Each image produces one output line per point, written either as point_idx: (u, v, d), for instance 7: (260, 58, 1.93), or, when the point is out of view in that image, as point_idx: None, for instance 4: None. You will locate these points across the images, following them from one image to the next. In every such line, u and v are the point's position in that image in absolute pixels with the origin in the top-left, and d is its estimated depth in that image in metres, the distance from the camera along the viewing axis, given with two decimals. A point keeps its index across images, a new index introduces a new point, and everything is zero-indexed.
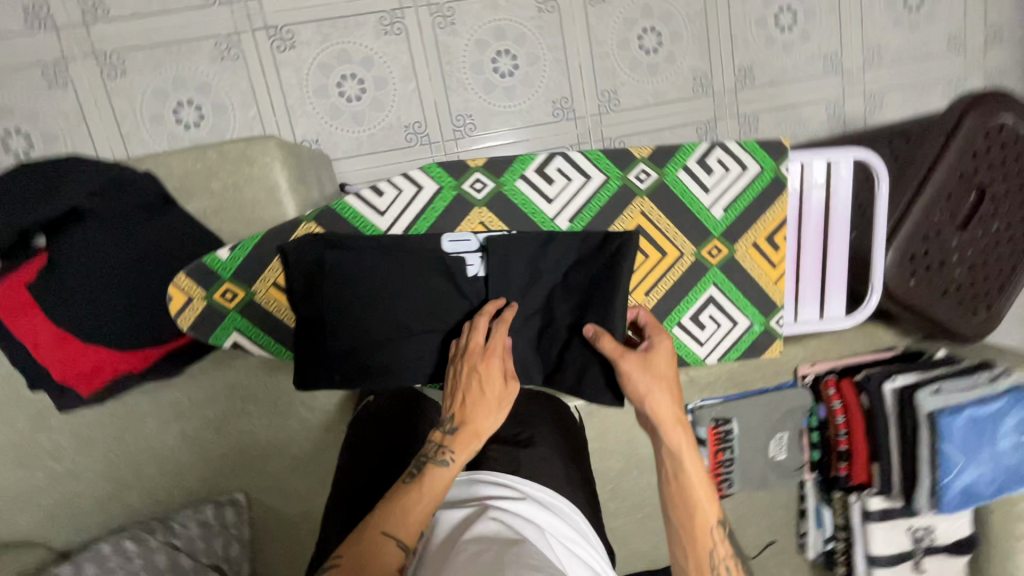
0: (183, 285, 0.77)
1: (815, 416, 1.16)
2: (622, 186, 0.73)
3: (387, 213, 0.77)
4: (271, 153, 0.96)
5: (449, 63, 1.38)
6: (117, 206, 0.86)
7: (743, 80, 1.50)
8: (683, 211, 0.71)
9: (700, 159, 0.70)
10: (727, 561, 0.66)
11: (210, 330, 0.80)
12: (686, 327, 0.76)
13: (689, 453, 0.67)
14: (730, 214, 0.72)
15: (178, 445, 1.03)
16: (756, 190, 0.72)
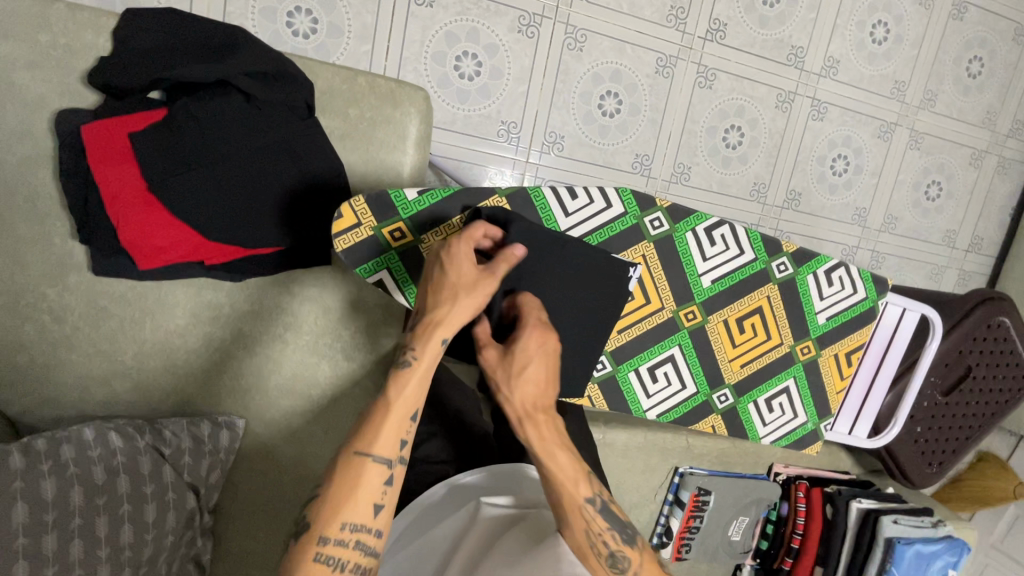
0: (359, 207, 0.75)
1: (775, 511, 1.26)
2: (763, 270, 0.85)
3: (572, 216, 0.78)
4: (416, 104, 0.95)
5: (564, 83, 1.43)
6: (265, 90, 0.81)
7: (790, 202, 1.68)
8: (798, 310, 0.88)
9: (826, 275, 0.87)
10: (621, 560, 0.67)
11: (362, 262, 0.78)
12: (760, 403, 0.92)
13: (559, 454, 0.68)
14: (828, 324, 0.90)
15: (196, 349, 0.95)
16: (853, 312, 0.90)
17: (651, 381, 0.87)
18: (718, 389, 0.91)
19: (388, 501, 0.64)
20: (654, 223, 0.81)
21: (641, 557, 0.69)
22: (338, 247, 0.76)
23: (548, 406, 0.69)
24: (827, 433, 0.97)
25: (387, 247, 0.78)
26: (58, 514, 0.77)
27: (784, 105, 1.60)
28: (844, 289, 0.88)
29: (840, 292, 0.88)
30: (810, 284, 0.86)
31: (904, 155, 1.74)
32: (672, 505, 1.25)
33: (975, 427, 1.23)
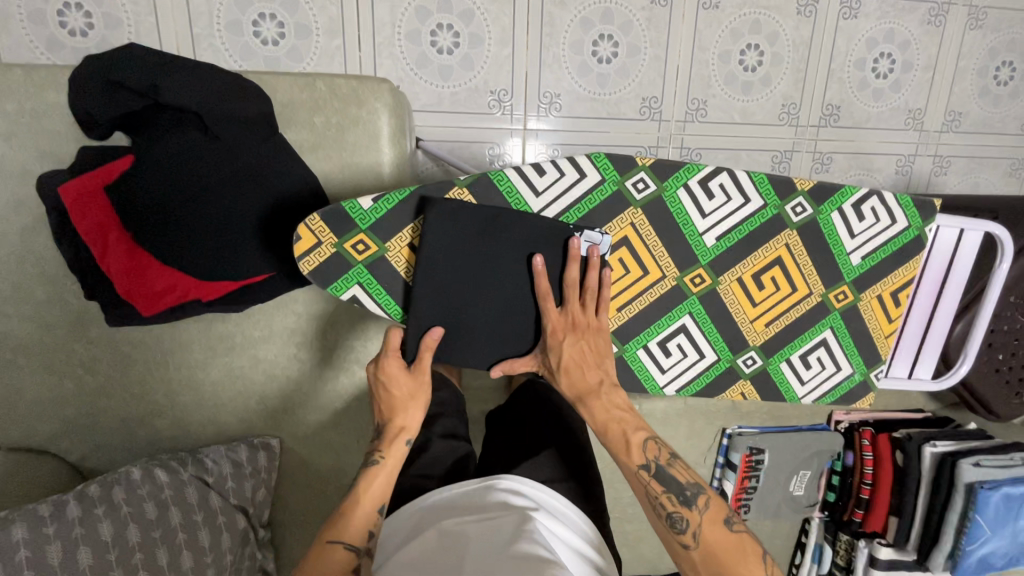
0: (316, 226, 0.72)
1: (839, 462, 1.19)
2: (777, 216, 0.77)
3: (544, 195, 0.74)
4: (382, 97, 0.90)
5: (550, 36, 1.32)
6: (214, 110, 0.77)
7: (828, 118, 1.49)
8: (826, 250, 0.79)
9: (854, 208, 0.78)
10: (663, 498, 0.68)
11: (331, 282, 0.75)
12: (793, 361, 0.84)
13: (580, 358, 0.74)
14: (865, 263, 0.80)
15: (219, 379, 0.99)
16: (891, 248, 0.79)
17: (665, 355, 0.82)
18: (743, 352, 0.84)
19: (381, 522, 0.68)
20: (638, 186, 0.75)
21: (703, 520, 0.67)
22: (304, 270, 0.74)
23: (600, 381, 0.74)
24: (880, 383, 0.87)
25: (353, 261, 0.75)
26: (119, 552, 0.82)
27: (808, 9, 1.40)
28: (880, 221, 0.78)
29: (875, 225, 0.78)
30: (834, 223, 0.76)
31: (962, 38, 1.49)
32: (724, 467, 1.18)
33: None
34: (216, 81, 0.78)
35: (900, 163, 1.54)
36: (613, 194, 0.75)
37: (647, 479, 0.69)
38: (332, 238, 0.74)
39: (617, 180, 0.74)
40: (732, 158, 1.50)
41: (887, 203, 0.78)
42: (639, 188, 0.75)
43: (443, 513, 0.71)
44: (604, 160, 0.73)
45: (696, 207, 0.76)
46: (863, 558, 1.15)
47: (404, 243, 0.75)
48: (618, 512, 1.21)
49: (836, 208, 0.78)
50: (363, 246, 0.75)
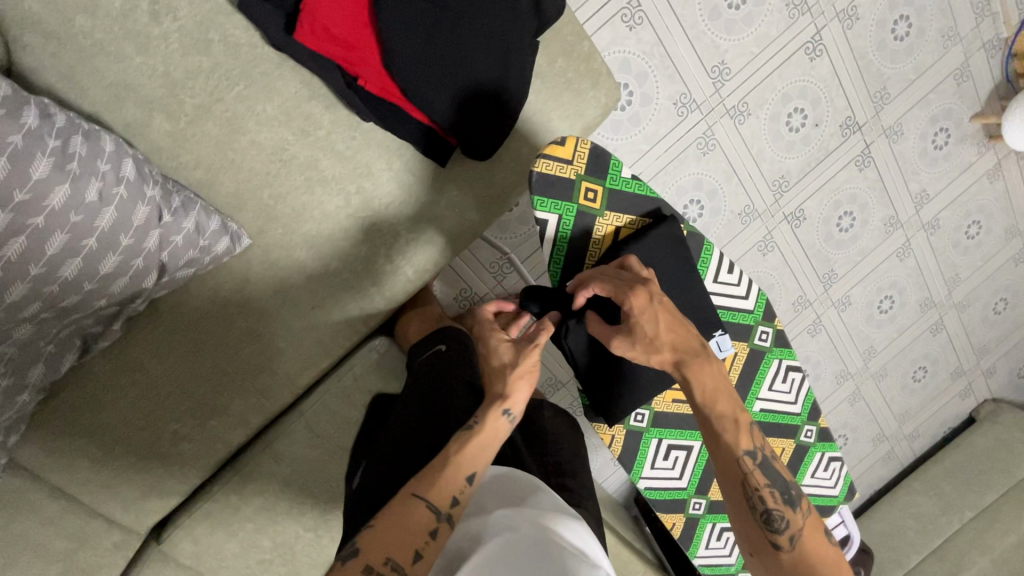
0: (580, 151, 0.86)
1: None
2: (796, 426, 1.03)
3: (714, 284, 0.95)
4: (609, 99, 0.96)
5: (673, 169, 1.53)
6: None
7: None
8: (795, 471, 1.04)
9: (825, 461, 1.05)
10: (763, 491, 0.71)
11: (547, 194, 0.86)
12: (711, 527, 1.10)
13: (665, 327, 0.75)
14: (802, 496, 1.06)
15: (259, 147, 0.83)
16: (820, 500, 1.07)
17: (661, 457, 1.03)
18: (698, 496, 1.08)
19: (468, 492, 0.66)
20: (761, 335, 0.98)
21: (801, 521, 0.70)
22: (541, 166, 0.84)
23: (695, 348, 0.75)
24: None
25: (573, 199, 0.88)
26: (24, 202, 0.65)
27: (798, 307, 1.81)
28: (828, 480, 1.06)
29: (824, 479, 1.07)
30: (813, 460, 1.02)
31: (840, 402, 2.01)
32: None
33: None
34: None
35: None
36: (744, 324, 0.97)
37: (749, 466, 0.71)
38: (579, 168, 0.87)
39: (755, 319, 0.97)
40: None
41: (839, 474, 1.07)
42: (761, 338, 0.98)
43: (496, 501, 0.66)
44: (761, 302, 0.96)
45: (771, 378, 0.99)
46: None
47: (611, 221, 0.91)
48: None
49: (819, 451, 1.05)
50: (588, 196, 0.89)
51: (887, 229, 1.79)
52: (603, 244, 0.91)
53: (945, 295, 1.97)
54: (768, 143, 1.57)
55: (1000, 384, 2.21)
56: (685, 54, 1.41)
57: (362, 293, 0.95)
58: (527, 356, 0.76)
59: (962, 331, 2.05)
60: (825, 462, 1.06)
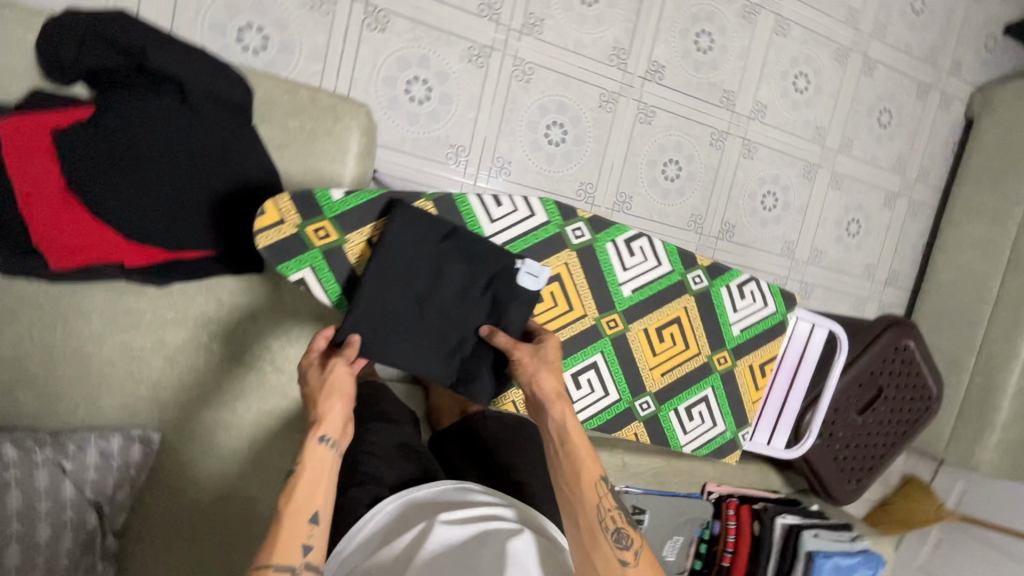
0: (283, 205, 0.80)
1: (708, 530, 1.29)
2: (679, 282, 0.97)
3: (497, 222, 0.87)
4: (357, 119, 0.97)
5: (511, 112, 1.50)
6: (197, 86, 0.82)
7: (725, 233, 1.79)
8: (714, 318, 0.99)
9: (736, 289, 0.99)
10: (612, 512, 0.73)
11: (283, 260, 0.81)
12: (680, 411, 1.00)
13: (553, 377, 0.78)
14: (742, 334, 1.01)
15: (112, 359, 0.91)
16: (764, 326, 1.01)
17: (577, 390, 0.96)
18: (641, 396, 0.98)
19: (315, 537, 0.65)
20: (576, 232, 0.91)
21: (640, 544, 0.73)
22: (260, 243, 0.80)
23: (556, 389, 0.77)
24: (745, 444, 1.07)
25: (310, 245, 0.82)
26: None
27: (718, 143, 1.72)
28: (755, 303, 1.00)
29: (750, 306, 1.00)
30: (722, 296, 0.97)
31: (826, 194, 1.88)
32: (608, 525, 1.24)
33: (922, 412, 1.34)
34: (202, 60, 0.82)
35: (778, 282, 1.89)
36: (553, 235, 0.90)
37: (603, 491, 0.74)
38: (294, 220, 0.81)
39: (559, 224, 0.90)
40: None
41: (762, 290, 1.00)
42: (576, 235, 0.91)
43: (427, 508, 0.74)
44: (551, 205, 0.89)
45: (618, 260, 0.93)
46: None
47: (362, 239, 0.83)
48: None
49: (724, 285, 0.99)
50: (322, 233, 0.82)
51: (749, 18, 1.68)
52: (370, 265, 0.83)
53: (855, 32, 1.81)
54: (578, 29, 1.52)
55: (978, 69, 2.00)
56: (446, 16, 1.40)
57: (279, 411, 1.01)
58: (333, 374, 0.71)
59: (898, 51, 1.88)
60: (739, 290, 1.00)
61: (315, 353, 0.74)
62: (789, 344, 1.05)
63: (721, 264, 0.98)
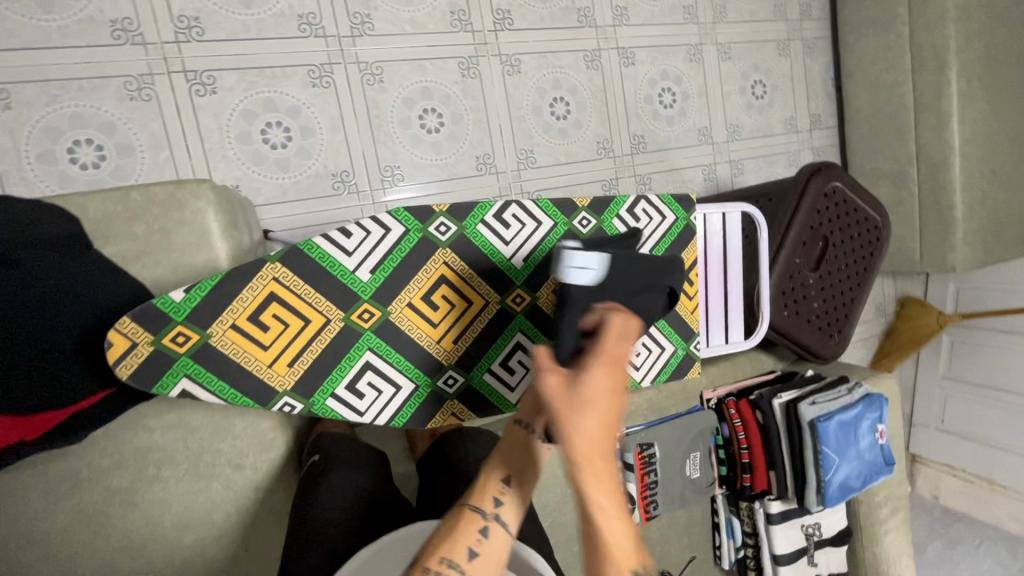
0: (126, 329, 0.74)
1: (720, 436, 1.31)
2: (567, 232, 0.97)
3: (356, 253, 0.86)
4: (204, 196, 0.93)
5: (378, 118, 1.45)
6: (11, 238, 0.74)
7: (637, 146, 1.75)
8: (617, 251, 1.00)
9: (628, 214, 0.99)
10: (580, 559, 0.73)
11: (156, 378, 0.78)
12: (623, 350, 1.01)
13: (605, 436, 0.53)
14: (654, 254, 1.01)
15: (68, 528, 0.87)
16: (669, 237, 1.02)
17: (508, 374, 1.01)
18: None
19: None
20: (440, 229, 0.91)
21: None
22: (122, 372, 0.74)
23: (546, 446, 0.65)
24: (700, 353, 1.08)
25: (176, 353, 0.79)
26: None
27: (594, 63, 1.66)
28: (652, 219, 1.00)
29: (649, 223, 1.00)
30: (613, 228, 0.97)
31: (720, 67, 1.84)
32: (624, 470, 1.26)
33: (875, 244, 1.33)
34: (11, 207, 0.76)
35: (707, 171, 1.86)
36: (419, 240, 0.89)
37: (575, 538, 0.74)
38: (147, 337, 0.76)
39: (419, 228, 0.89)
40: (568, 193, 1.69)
41: (655, 204, 1.01)
42: (441, 231, 0.91)
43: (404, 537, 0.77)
44: (403, 214, 0.88)
45: (495, 237, 0.94)
46: (762, 518, 1.29)
47: (225, 325, 0.81)
48: None
49: (615, 215, 0.99)
50: (182, 337, 0.79)
51: None
52: (246, 348, 0.83)
53: None
54: (408, 8, 1.44)
55: None
56: (270, 50, 1.34)
57: (262, 500, 1.01)
58: (514, 495, 0.62)
59: None
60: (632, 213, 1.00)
61: (514, 452, 0.63)
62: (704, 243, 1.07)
63: (603, 197, 0.99)
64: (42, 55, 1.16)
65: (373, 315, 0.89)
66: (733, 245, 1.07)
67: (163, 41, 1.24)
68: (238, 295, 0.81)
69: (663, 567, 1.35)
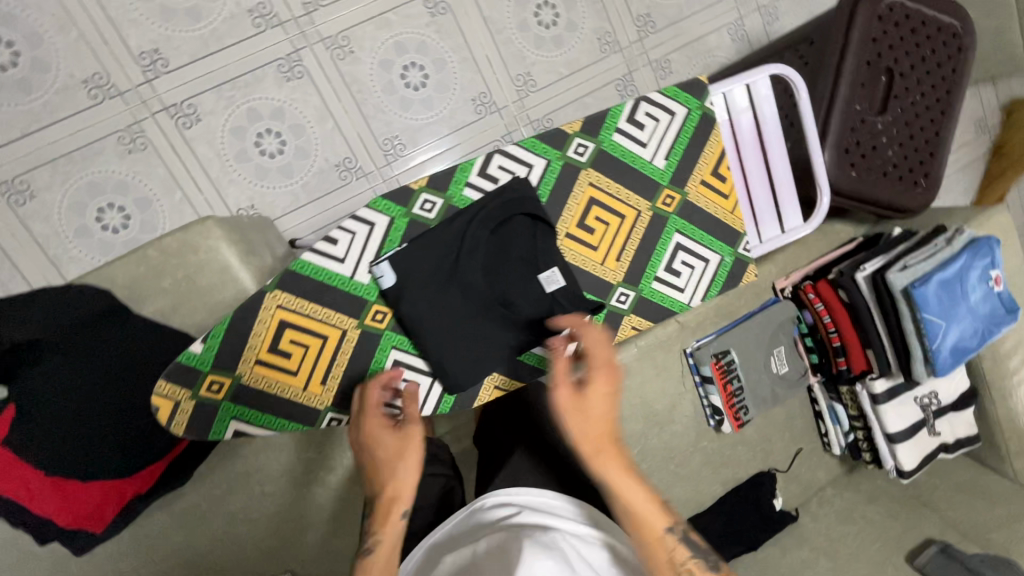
0: (166, 390, 0.77)
1: (804, 324, 1.22)
2: (565, 165, 0.84)
3: (348, 259, 0.79)
4: (212, 233, 0.93)
5: (360, 91, 1.37)
6: (61, 326, 0.84)
7: (645, 28, 1.54)
8: (630, 170, 0.87)
9: (630, 123, 0.85)
10: (691, 562, 0.70)
11: (208, 427, 0.81)
12: (662, 274, 0.91)
13: (386, 438, 0.74)
14: (672, 160, 0.89)
15: (208, 551, 0.97)
16: (686, 137, 0.87)
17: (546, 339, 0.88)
18: (613, 292, 0.90)
19: None
20: (425, 207, 0.81)
21: None
22: (177, 430, 0.79)
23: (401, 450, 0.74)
24: (753, 254, 0.96)
25: (217, 401, 0.80)
26: None
27: None
28: (660, 120, 0.86)
29: (658, 126, 0.87)
30: (617, 145, 0.83)
31: None
32: (704, 384, 1.21)
33: (955, 58, 1.09)
34: (46, 298, 0.85)
35: (733, 31, 1.62)
36: (407, 225, 0.80)
37: (674, 542, 0.70)
38: (186, 392, 0.78)
39: (403, 214, 0.80)
40: (581, 106, 1.54)
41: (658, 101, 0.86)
42: (427, 209, 0.81)
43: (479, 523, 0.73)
44: (381, 203, 0.78)
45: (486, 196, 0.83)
46: (867, 400, 1.16)
47: (251, 362, 0.80)
48: (637, 471, 1.21)
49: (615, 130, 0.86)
50: (217, 383, 0.80)
51: None
52: (277, 378, 0.81)
53: None
54: None
55: None
56: (235, 57, 1.29)
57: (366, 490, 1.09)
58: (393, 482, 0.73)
59: None
60: (634, 121, 0.87)
61: (372, 402, 0.79)
62: (730, 125, 0.92)
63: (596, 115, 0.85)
64: (40, 137, 1.20)
65: (386, 315, 0.82)
66: (769, 119, 0.92)
67: (136, 85, 1.23)
68: (255, 327, 0.79)
69: (770, 467, 1.32)
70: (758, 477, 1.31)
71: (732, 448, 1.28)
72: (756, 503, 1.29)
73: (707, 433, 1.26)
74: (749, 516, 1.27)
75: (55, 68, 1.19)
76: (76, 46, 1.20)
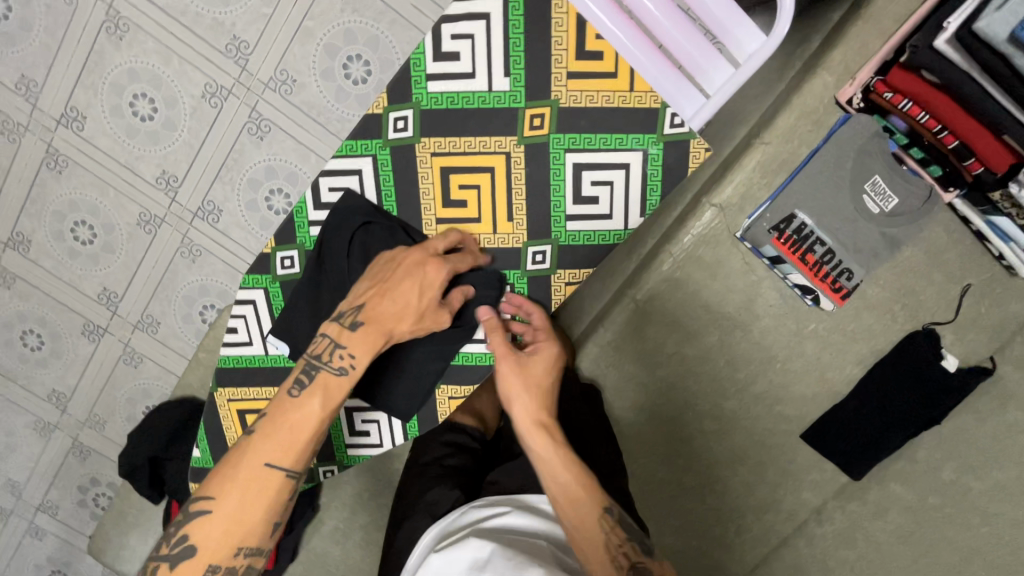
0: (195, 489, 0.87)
1: (899, 133, 0.87)
2: (396, 149, 0.80)
3: (253, 337, 0.86)
4: None
5: (320, 113, 1.18)
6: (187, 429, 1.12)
7: None
8: (475, 112, 0.77)
9: (437, 64, 0.76)
10: (628, 545, 0.72)
11: None
12: (577, 205, 0.80)
13: (365, 334, 0.75)
14: (513, 76, 0.75)
15: (360, 556, 1.15)
16: (518, 38, 0.74)
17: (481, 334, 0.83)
18: (534, 245, 0.82)
19: (243, 553, 0.70)
20: (286, 262, 0.84)
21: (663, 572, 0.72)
22: None
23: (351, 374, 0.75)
24: (693, 123, 0.75)
25: None
26: None
27: None
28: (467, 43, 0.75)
29: (472, 49, 0.75)
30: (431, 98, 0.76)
31: None
32: (779, 265, 0.98)
33: None
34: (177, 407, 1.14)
35: None
36: (282, 286, 0.85)
37: (611, 518, 0.74)
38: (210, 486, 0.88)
39: (273, 279, 0.85)
40: None
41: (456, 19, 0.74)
42: (288, 264, 0.84)
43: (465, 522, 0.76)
44: (251, 278, 0.85)
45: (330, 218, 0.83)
46: None
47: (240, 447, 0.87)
48: (735, 381, 1.07)
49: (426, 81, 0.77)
50: None
51: None
52: None
53: None
54: None
55: None
56: (215, 144, 1.21)
57: None
58: (327, 383, 0.74)
59: None
60: (444, 58, 0.76)
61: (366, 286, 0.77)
62: None
63: (399, 77, 0.77)
64: (139, 278, 1.31)
65: None
66: None
67: (166, 206, 1.25)
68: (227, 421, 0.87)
69: (928, 321, 0.98)
70: (910, 341, 0.98)
71: (857, 319, 1.00)
72: (920, 376, 0.97)
73: (811, 314, 1.01)
74: (912, 394, 0.97)
75: (117, 223, 1.28)
76: (107, 191, 1.26)
